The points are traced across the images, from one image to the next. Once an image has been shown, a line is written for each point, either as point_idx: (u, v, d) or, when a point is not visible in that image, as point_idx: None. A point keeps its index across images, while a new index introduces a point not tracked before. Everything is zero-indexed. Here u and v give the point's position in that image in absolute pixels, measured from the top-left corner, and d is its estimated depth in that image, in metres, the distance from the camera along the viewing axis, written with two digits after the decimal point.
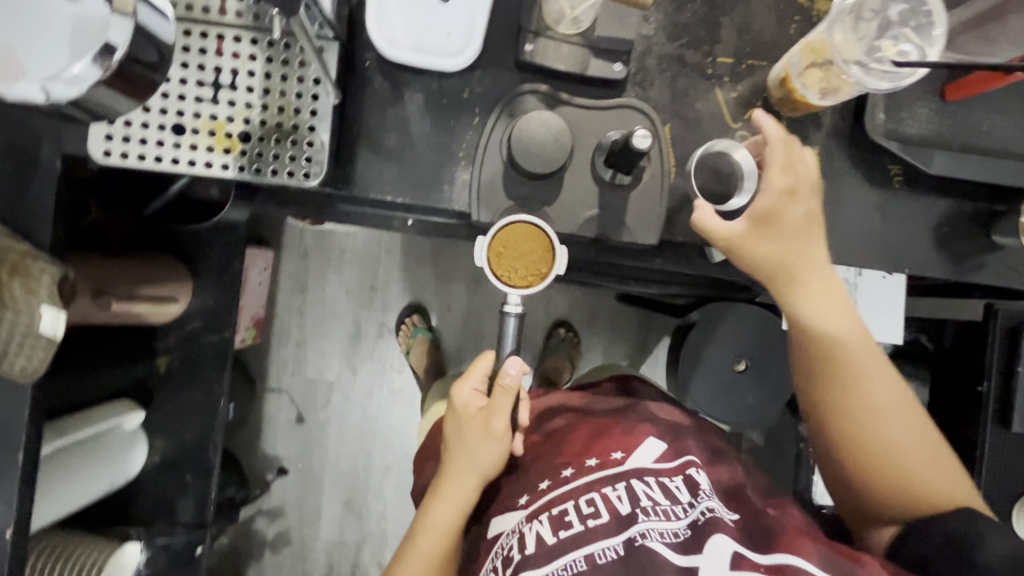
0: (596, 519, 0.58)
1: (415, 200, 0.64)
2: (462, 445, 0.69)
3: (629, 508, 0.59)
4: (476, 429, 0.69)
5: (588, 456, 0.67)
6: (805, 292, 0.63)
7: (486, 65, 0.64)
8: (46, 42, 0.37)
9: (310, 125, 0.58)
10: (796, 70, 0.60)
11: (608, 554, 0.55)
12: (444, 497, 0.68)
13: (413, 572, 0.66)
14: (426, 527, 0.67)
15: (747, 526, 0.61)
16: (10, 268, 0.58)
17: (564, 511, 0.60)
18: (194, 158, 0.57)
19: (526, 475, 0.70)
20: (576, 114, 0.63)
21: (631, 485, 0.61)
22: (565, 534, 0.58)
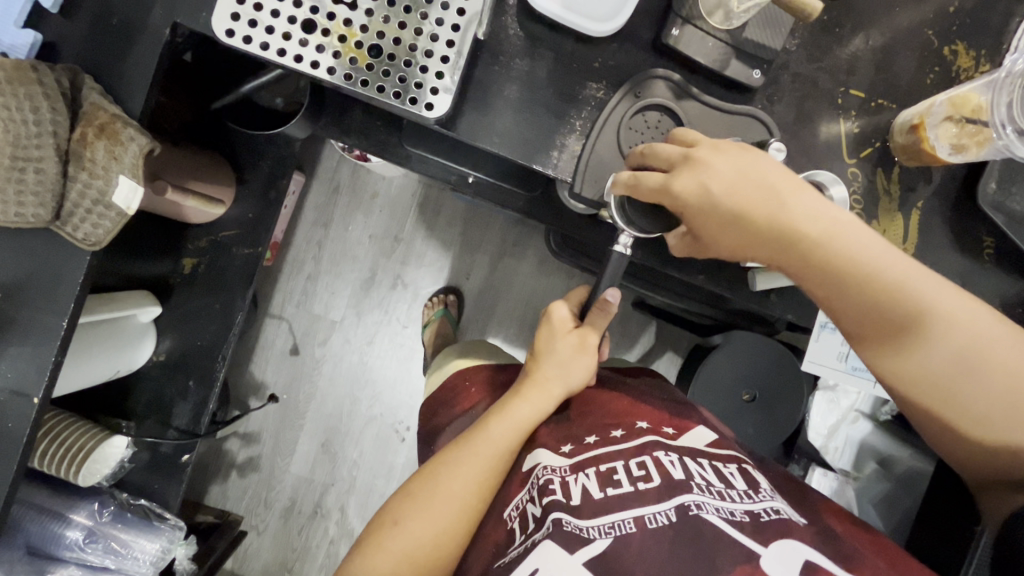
0: (648, 483, 0.59)
1: (523, 158, 0.62)
2: (553, 354, 0.66)
3: (682, 475, 0.59)
4: (573, 341, 0.66)
5: (639, 420, 0.69)
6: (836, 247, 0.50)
7: (623, 38, 0.62)
8: None
9: (443, 55, 0.56)
10: (934, 119, 0.59)
11: (659, 519, 0.56)
12: (527, 395, 0.65)
13: (470, 464, 0.62)
14: (499, 420, 0.64)
15: (819, 530, 0.57)
16: (99, 128, 0.54)
17: (613, 470, 0.62)
18: (318, 59, 0.55)
19: (568, 426, 0.70)
20: (700, 111, 0.62)
21: (685, 458, 0.62)
22: (612, 492, 0.59)
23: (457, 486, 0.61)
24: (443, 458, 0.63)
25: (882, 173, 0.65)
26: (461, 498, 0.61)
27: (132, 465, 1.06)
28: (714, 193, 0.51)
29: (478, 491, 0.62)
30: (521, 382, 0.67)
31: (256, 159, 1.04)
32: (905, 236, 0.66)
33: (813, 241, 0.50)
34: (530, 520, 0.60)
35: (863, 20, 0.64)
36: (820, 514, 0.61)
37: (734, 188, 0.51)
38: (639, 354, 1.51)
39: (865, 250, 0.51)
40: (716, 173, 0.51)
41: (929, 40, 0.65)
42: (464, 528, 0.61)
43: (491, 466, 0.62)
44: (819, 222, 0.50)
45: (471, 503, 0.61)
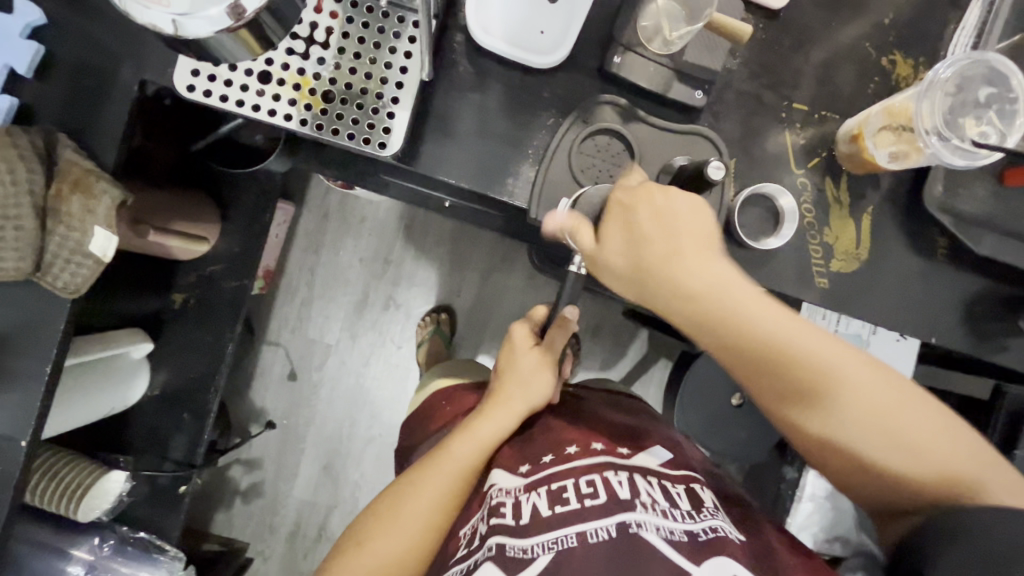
0: (594, 500, 0.60)
1: (480, 186, 0.65)
2: (514, 370, 0.68)
3: (628, 495, 0.61)
4: (536, 359, 0.68)
5: (597, 440, 0.70)
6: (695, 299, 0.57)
7: (570, 68, 0.65)
8: None
9: (393, 96, 0.59)
10: (871, 129, 0.61)
11: (602, 535, 0.57)
12: (492, 413, 0.67)
13: (434, 485, 0.63)
14: (462, 439, 0.66)
15: (750, 548, 0.59)
16: (73, 183, 0.58)
17: (563, 488, 0.62)
18: (274, 108, 0.58)
19: (530, 447, 0.71)
20: (648, 133, 0.64)
21: (634, 477, 0.63)
22: (560, 509, 0.60)
23: (421, 507, 0.62)
24: (408, 479, 0.64)
25: (831, 182, 0.67)
26: (424, 519, 0.62)
27: (132, 497, 1.08)
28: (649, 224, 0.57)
29: (442, 511, 0.63)
30: (485, 400, 0.69)
31: (240, 194, 1.08)
32: (858, 240, 0.68)
33: (718, 304, 0.55)
34: (476, 537, 0.62)
35: (803, 36, 0.67)
36: (759, 535, 0.63)
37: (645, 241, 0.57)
38: (630, 363, 1.52)
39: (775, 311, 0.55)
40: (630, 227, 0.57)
41: (868, 51, 0.67)
42: (426, 550, 0.62)
43: (451, 485, 0.63)
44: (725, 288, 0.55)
45: (434, 524, 0.62)
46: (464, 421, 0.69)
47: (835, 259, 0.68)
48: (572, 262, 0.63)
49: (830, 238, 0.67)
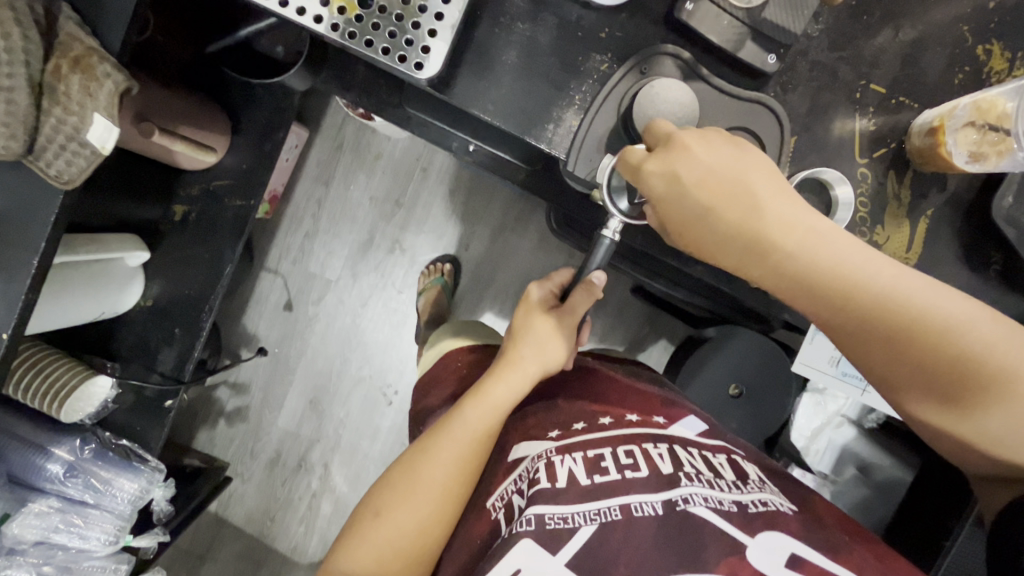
0: (636, 471, 0.57)
1: (518, 127, 0.59)
2: (529, 332, 0.65)
3: (671, 469, 0.58)
4: (552, 322, 0.65)
5: (630, 412, 0.67)
6: (704, 168, 0.49)
7: (635, 9, 0.58)
8: None
9: (437, 11, 0.53)
10: (956, 123, 0.56)
11: (646, 509, 0.54)
12: (504, 375, 0.63)
13: (449, 451, 0.60)
14: (475, 403, 0.62)
15: (804, 516, 0.55)
16: (74, 60, 0.52)
17: (600, 456, 0.59)
18: (306, 7, 0.52)
19: (556, 414, 0.68)
20: (709, 94, 0.58)
21: (674, 449, 0.61)
22: (600, 479, 0.57)
23: (438, 474, 0.59)
24: (421, 445, 0.62)
25: (894, 177, 0.62)
26: (442, 486, 0.59)
27: (117, 405, 1.07)
28: (683, 175, 0.50)
29: (460, 476, 0.60)
30: (498, 362, 0.65)
31: (254, 108, 1.01)
32: (909, 245, 0.63)
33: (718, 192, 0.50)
34: (514, 511, 0.57)
35: (894, 10, 0.60)
36: (808, 507, 0.59)
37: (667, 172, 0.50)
38: (632, 339, 1.50)
39: (847, 260, 0.49)
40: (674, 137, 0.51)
41: (963, 37, 0.61)
42: (450, 513, 0.59)
43: (471, 447, 0.60)
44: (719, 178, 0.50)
45: (454, 488, 0.59)
46: (474, 383, 0.65)
47: None
48: (606, 227, 0.58)
49: (880, 238, 0.63)
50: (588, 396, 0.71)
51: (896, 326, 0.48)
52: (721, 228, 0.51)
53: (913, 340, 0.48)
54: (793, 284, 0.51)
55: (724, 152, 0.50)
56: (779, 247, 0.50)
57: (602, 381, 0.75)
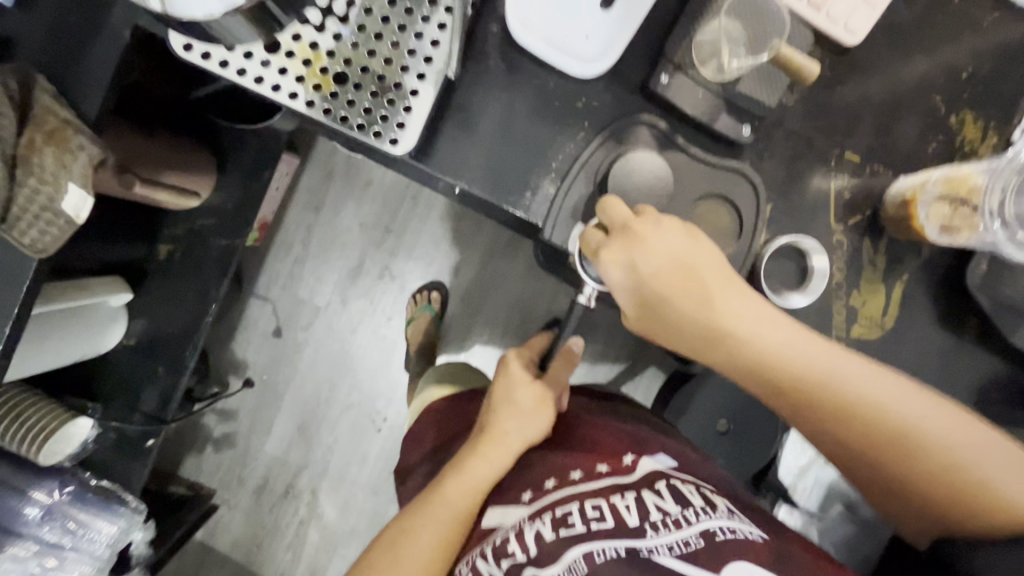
0: (601, 524, 0.55)
1: (494, 193, 0.59)
2: (512, 404, 0.66)
3: (638, 521, 0.55)
4: (534, 394, 0.67)
5: (601, 459, 0.63)
6: (659, 262, 0.52)
7: (612, 79, 0.59)
8: None
9: (413, 88, 0.54)
10: (928, 196, 0.57)
11: (609, 553, 0.53)
12: (484, 454, 0.63)
13: (429, 531, 0.60)
14: (455, 482, 0.62)
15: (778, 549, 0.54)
16: (48, 134, 0.53)
17: (567, 513, 0.57)
18: (281, 83, 0.53)
19: (529, 468, 0.65)
20: (683, 164, 0.58)
21: (641, 496, 0.57)
22: (565, 534, 0.55)
23: (421, 559, 0.59)
24: (401, 528, 0.61)
25: (869, 242, 0.63)
26: (423, 568, 0.59)
27: (98, 443, 1.06)
28: (639, 268, 0.52)
29: (440, 551, 0.60)
30: (478, 438, 0.65)
31: (240, 147, 1.01)
32: (885, 309, 0.64)
33: (673, 292, 0.54)
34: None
35: (867, 80, 0.61)
36: (780, 534, 0.59)
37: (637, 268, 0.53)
38: (621, 369, 1.49)
39: (807, 356, 0.54)
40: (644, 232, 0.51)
41: (937, 106, 0.61)
42: None
43: (451, 524, 0.60)
44: (677, 269, 0.52)
45: (436, 568, 0.59)
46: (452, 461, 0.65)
47: (858, 324, 0.63)
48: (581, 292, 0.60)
49: (856, 303, 0.63)
50: (559, 445, 0.68)
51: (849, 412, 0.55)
52: (680, 321, 0.55)
53: (862, 422, 0.55)
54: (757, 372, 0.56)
55: (682, 244, 0.52)
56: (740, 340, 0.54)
57: (578, 423, 0.72)
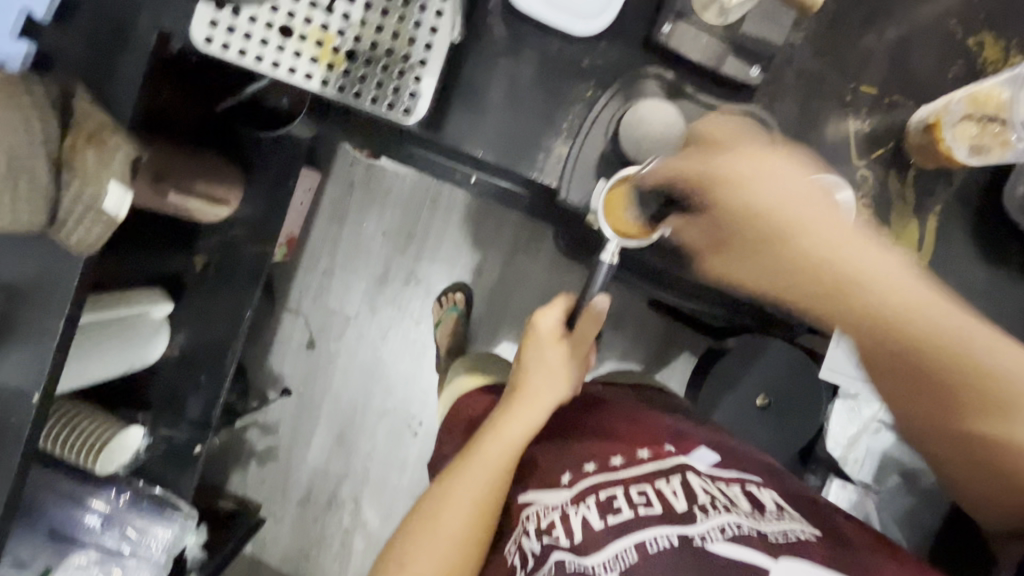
0: (649, 509, 0.55)
1: (508, 159, 0.60)
2: (542, 363, 0.68)
3: (686, 505, 0.55)
4: (562, 351, 0.69)
5: (641, 447, 0.64)
6: (770, 183, 0.50)
7: (614, 37, 0.59)
8: None
9: (421, 58, 0.56)
10: (951, 118, 0.55)
11: (661, 543, 0.52)
12: (517, 412, 0.64)
13: (466, 497, 0.60)
14: (492, 443, 0.62)
15: (828, 543, 0.54)
16: (89, 136, 0.56)
17: (612, 498, 0.57)
18: (295, 66, 0.56)
19: (568, 452, 0.67)
20: (696, 111, 0.59)
21: (687, 482, 0.58)
22: (613, 520, 0.55)
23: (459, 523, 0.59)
24: (437, 492, 0.61)
25: (895, 176, 0.61)
26: (459, 539, 0.59)
27: (149, 454, 1.10)
28: (755, 198, 0.51)
29: (479, 518, 0.60)
30: (511, 395, 0.67)
31: (264, 158, 1.05)
32: (920, 243, 0.61)
33: (785, 219, 0.49)
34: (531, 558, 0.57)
35: (877, 11, 0.60)
36: (836, 534, 0.57)
37: (739, 192, 0.51)
38: (653, 355, 1.47)
39: (919, 296, 0.47)
40: (753, 161, 0.52)
41: (954, 30, 0.60)
42: (471, 557, 0.60)
43: (490, 488, 0.60)
44: (793, 199, 0.50)
45: (473, 537, 0.59)
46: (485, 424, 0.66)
47: None
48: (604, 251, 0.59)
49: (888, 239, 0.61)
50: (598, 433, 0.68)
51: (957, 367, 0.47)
52: (784, 252, 0.49)
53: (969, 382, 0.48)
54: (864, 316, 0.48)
55: (795, 177, 0.51)
56: (854, 274, 0.47)
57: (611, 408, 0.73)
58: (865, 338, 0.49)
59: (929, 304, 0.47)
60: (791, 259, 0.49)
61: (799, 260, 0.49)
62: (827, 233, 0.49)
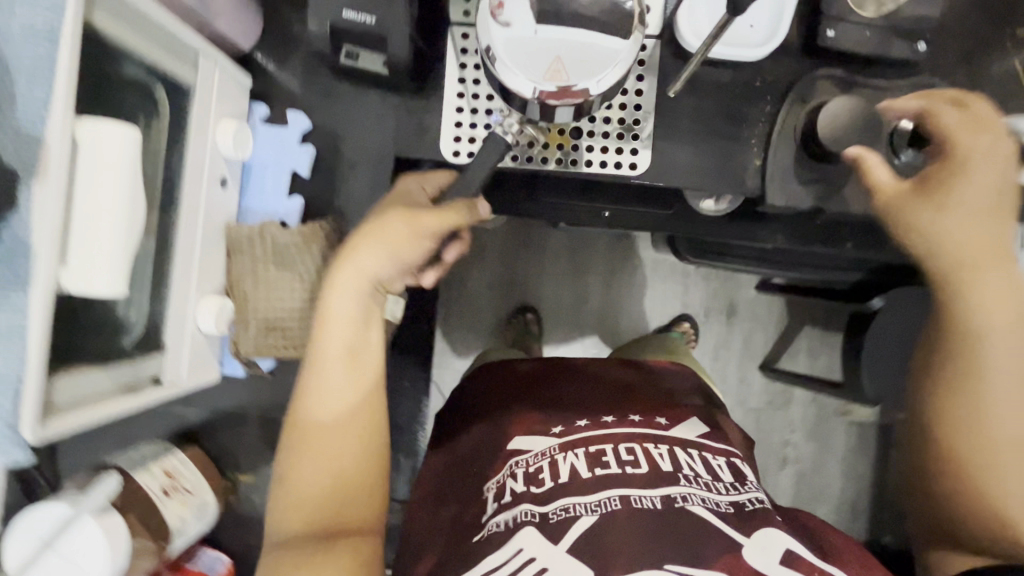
0: (635, 467, 0.60)
1: (712, 183, 0.67)
2: (377, 235, 0.57)
3: (671, 468, 0.60)
4: (403, 220, 0.57)
5: (633, 412, 0.69)
6: (976, 165, 0.56)
7: (778, 55, 0.66)
8: (583, 64, 0.44)
9: (635, 119, 0.65)
10: None
11: (646, 501, 0.56)
12: (338, 285, 0.58)
13: (324, 401, 0.57)
14: (328, 332, 0.58)
15: (790, 526, 0.59)
16: None
17: (601, 452, 0.62)
18: (532, 155, 0.65)
19: (558, 412, 0.71)
20: (872, 95, 0.64)
21: (674, 450, 0.63)
22: (599, 471, 0.60)
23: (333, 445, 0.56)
24: (299, 397, 0.58)
25: None
26: (339, 465, 0.56)
27: None
28: (970, 170, 0.56)
29: (350, 425, 0.57)
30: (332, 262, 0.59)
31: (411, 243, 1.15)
32: None
33: (960, 206, 0.56)
34: (507, 495, 0.61)
35: None
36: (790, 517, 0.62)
37: (972, 168, 0.56)
38: (774, 336, 1.40)
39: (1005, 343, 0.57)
40: (984, 159, 0.56)
41: None
42: (364, 481, 0.57)
43: (349, 398, 0.58)
44: (985, 188, 0.56)
45: (354, 455, 0.57)
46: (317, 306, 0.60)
47: None
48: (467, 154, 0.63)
49: None
50: (569, 401, 0.73)
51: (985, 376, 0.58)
52: (959, 199, 0.56)
53: (967, 367, 0.59)
54: (979, 301, 0.57)
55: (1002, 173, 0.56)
56: (972, 272, 0.57)
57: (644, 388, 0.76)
58: (959, 315, 0.59)
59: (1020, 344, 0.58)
60: (976, 210, 0.56)
61: (966, 234, 0.57)
62: (980, 229, 0.57)
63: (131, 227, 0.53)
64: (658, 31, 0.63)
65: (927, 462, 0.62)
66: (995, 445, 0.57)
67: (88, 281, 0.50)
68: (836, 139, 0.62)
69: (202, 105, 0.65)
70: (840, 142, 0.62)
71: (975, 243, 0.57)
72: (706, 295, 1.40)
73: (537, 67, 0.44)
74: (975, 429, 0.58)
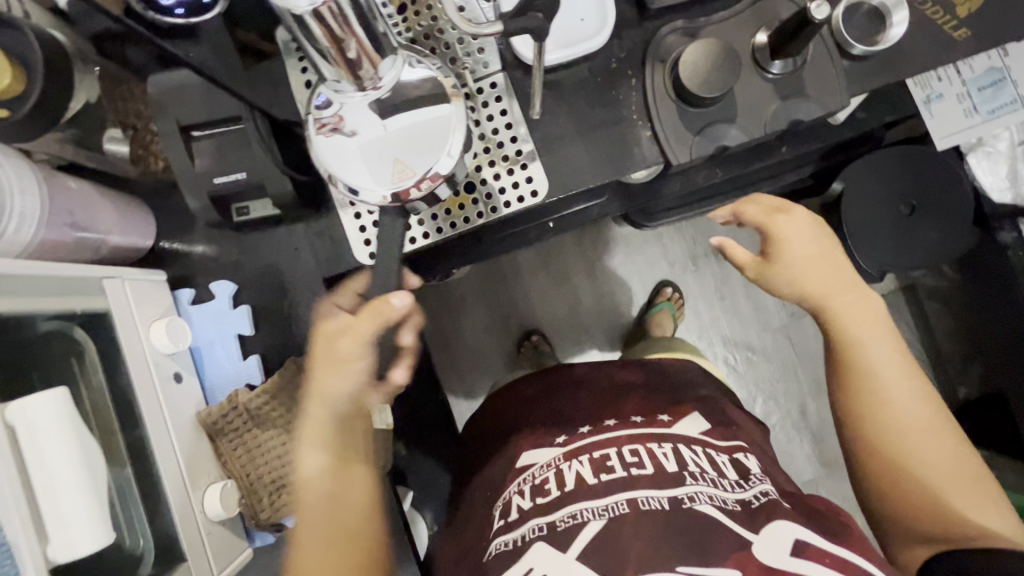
0: (641, 469, 0.64)
1: (618, 169, 0.67)
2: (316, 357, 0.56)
3: (676, 467, 0.64)
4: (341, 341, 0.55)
5: (635, 414, 0.75)
6: (789, 229, 0.65)
7: (621, 31, 0.68)
8: (423, 148, 0.46)
9: (516, 149, 0.66)
10: None
11: (653, 502, 0.60)
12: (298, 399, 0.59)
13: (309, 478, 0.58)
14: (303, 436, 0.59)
15: (799, 508, 0.62)
16: None
17: (607, 458, 0.67)
18: (439, 224, 0.66)
19: (561, 421, 0.77)
20: (719, 29, 0.66)
21: (679, 448, 0.68)
22: (606, 476, 0.64)
23: (325, 509, 0.58)
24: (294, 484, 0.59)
25: None
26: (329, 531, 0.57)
27: None
28: (784, 232, 0.65)
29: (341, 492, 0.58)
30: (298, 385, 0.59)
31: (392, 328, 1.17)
32: None
33: (792, 257, 0.64)
34: (516, 513, 0.66)
35: None
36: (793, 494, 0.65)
37: (793, 232, 0.65)
38: None
39: (882, 356, 0.62)
40: (793, 220, 0.66)
41: None
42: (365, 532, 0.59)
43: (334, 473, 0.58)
44: (806, 242, 0.65)
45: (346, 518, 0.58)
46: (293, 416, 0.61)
47: (959, 6, 0.68)
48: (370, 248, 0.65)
49: None
50: (568, 411, 0.79)
51: (877, 395, 0.61)
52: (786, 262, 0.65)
53: (861, 390, 0.62)
54: (839, 342, 0.64)
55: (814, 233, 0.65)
56: (826, 310, 0.64)
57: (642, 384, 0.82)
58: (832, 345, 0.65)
59: (901, 358, 0.63)
60: (813, 262, 0.65)
61: (805, 280, 0.64)
62: (818, 280, 0.64)
63: (90, 476, 0.55)
64: (500, 65, 0.65)
65: (867, 471, 0.62)
66: (912, 444, 0.59)
67: (74, 548, 0.51)
68: (703, 79, 0.63)
69: (127, 320, 0.68)
70: (709, 80, 0.63)
71: (817, 284, 0.64)
72: (685, 249, 1.40)
73: (384, 175, 0.46)
74: (886, 436, 0.60)
